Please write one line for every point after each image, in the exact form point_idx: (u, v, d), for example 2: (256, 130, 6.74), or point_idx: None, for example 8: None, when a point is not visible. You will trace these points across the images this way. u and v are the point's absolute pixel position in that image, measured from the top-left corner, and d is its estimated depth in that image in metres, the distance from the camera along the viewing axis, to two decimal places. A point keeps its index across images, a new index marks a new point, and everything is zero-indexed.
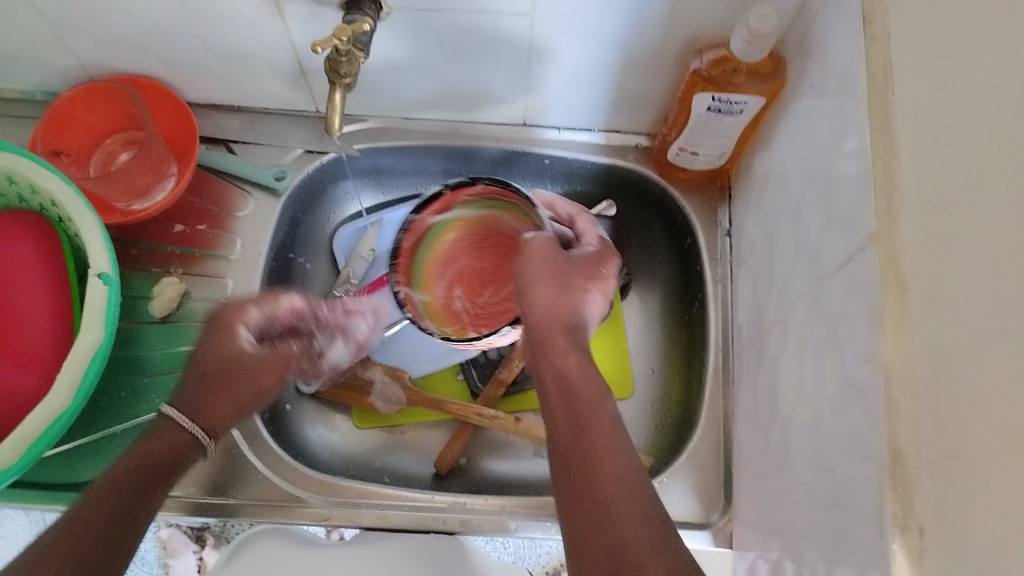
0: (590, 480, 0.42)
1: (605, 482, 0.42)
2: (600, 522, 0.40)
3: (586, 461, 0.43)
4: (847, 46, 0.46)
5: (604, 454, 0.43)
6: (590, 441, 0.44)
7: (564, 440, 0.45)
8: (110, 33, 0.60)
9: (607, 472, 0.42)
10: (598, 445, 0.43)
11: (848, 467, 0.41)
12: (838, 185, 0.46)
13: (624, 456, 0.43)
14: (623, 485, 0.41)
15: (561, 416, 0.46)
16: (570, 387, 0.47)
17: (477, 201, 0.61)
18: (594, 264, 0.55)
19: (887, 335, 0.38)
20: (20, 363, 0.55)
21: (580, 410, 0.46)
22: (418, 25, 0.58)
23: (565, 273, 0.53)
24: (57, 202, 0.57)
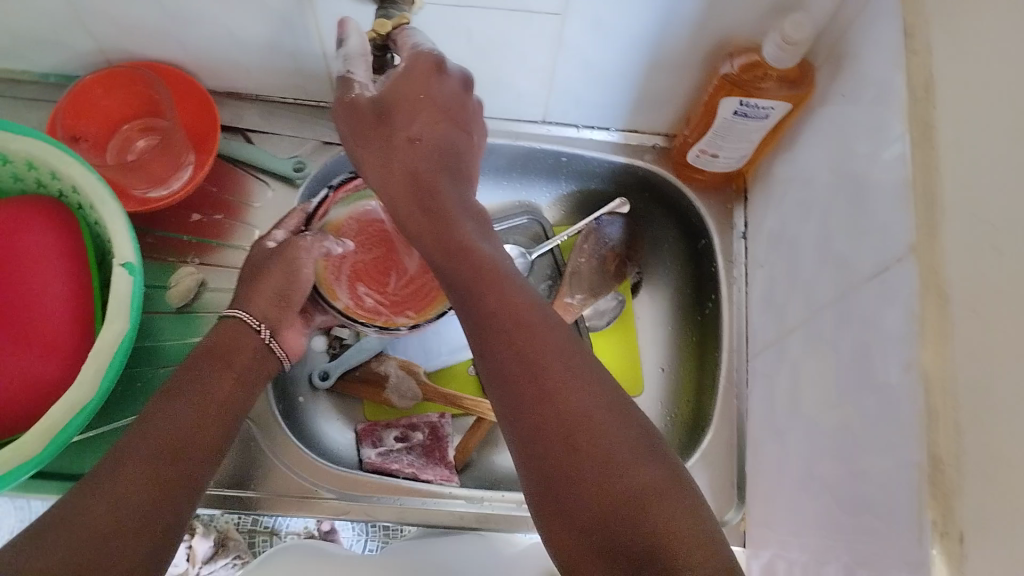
0: (516, 381, 0.40)
1: (583, 433, 0.38)
2: (541, 427, 0.38)
3: (545, 412, 0.39)
4: (886, 58, 0.47)
5: (567, 393, 0.39)
6: (546, 380, 0.39)
7: (512, 391, 0.40)
8: (132, 19, 0.59)
9: (582, 417, 0.38)
10: (555, 382, 0.39)
11: (881, 475, 0.42)
12: (872, 194, 0.47)
13: (587, 385, 0.39)
14: (557, 376, 0.39)
15: (501, 365, 0.41)
16: (506, 331, 0.42)
17: (350, 197, 0.65)
18: (429, 74, 0.50)
19: (928, 346, 0.39)
20: (41, 353, 0.54)
21: (520, 347, 0.41)
22: (448, 20, 0.57)
23: (384, 122, 0.51)
24: (78, 188, 0.57)
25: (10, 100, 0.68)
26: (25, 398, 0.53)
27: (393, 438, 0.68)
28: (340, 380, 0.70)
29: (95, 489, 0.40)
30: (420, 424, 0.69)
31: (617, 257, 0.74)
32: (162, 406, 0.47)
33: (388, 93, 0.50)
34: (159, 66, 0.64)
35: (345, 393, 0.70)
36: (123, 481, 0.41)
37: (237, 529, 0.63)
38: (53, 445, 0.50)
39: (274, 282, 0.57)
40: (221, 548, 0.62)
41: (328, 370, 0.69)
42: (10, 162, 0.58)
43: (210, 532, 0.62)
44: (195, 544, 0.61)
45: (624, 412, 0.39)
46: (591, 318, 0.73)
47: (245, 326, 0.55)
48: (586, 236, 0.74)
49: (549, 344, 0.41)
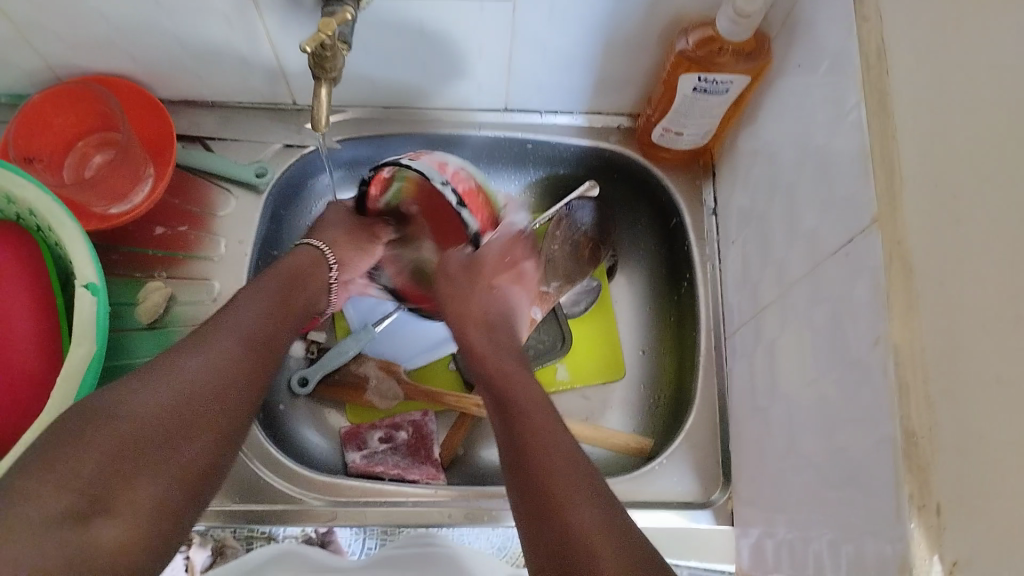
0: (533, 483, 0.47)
1: (580, 545, 0.43)
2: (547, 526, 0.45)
3: (556, 528, 0.44)
4: (839, 26, 0.46)
5: (567, 497, 0.45)
6: (552, 486, 0.46)
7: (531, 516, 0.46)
8: (75, 33, 0.58)
9: (571, 515, 0.44)
10: (567, 504, 0.45)
11: (859, 448, 0.42)
12: (835, 164, 0.46)
13: (592, 506, 0.45)
14: (565, 482, 0.46)
15: (524, 495, 0.47)
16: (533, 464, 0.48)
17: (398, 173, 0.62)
18: (504, 263, 0.67)
19: (896, 317, 0.39)
20: (10, 379, 0.53)
21: (541, 479, 0.47)
22: (397, 13, 0.56)
23: (471, 271, 0.65)
24: (34, 210, 0.56)
25: None
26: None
27: (377, 438, 0.68)
28: (318, 385, 0.69)
29: (76, 447, 0.41)
30: (404, 423, 0.69)
31: (590, 242, 0.73)
32: (156, 372, 0.47)
33: (479, 257, 0.65)
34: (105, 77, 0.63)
35: (325, 396, 0.70)
36: (161, 395, 0.45)
37: (235, 535, 0.60)
38: None
39: (321, 268, 0.63)
40: (219, 556, 0.60)
41: (307, 376, 0.68)
42: None
43: (207, 542, 0.60)
44: (192, 553, 0.59)
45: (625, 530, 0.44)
46: (567, 305, 0.74)
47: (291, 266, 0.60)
48: (558, 222, 0.73)
49: (566, 475, 0.47)
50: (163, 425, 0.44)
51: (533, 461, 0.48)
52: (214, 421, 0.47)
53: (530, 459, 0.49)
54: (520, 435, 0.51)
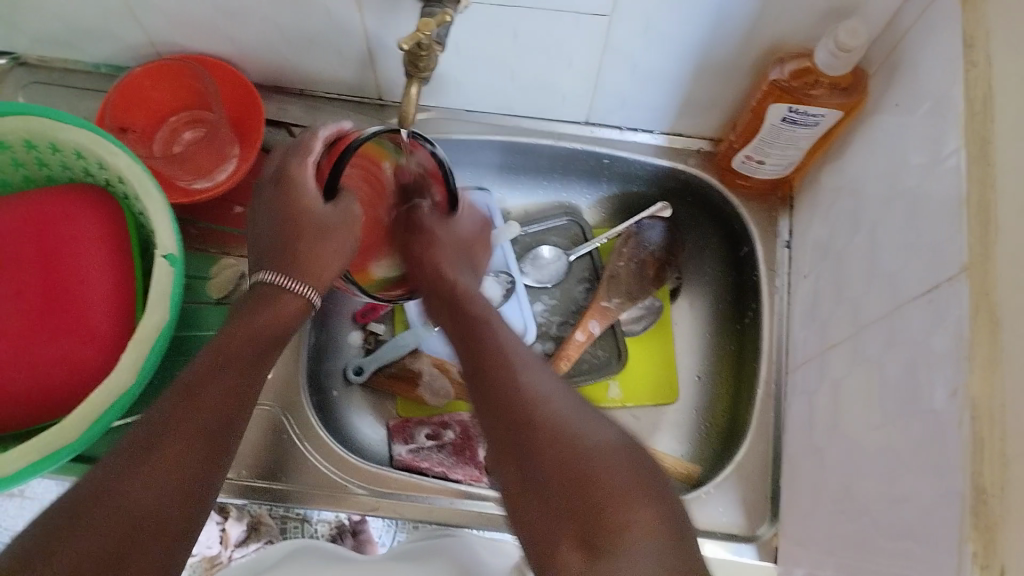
0: (510, 400, 0.42)
1: (584, 467, 0.38)
2: (554, 463, 0.38)
3: (541, 435, 0.40)
4: (945, 69, 0.45)
5: (582, 436, 0.39)
6: (528, 391, 0.42)
7: (498, 433, 0.42)
8: (181, 12, 0.60)
9: (588, 453, 0.38)
10: (543, 400, 0.41)
11: (921, 500, 0.41)
12: (926, 209, 0.45)
13: (602, 431, 0.40)
14: (558, 400, 0.42)
15: (489, 415, 0.43)
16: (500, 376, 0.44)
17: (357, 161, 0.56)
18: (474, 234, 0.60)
19: (976, 371, 0.38)
20: (84, 338, 0.55)
21: (513, 377, 0.43)
22: (493, 17, 0.57)
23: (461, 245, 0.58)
24: (124, 179, 0.57)
25: (64, 89, 0.69)
26: (68, 381, 0.54)
27: (425, 435, 0.68)
28: (374, 375, 0.70)
29: (92, 515, 0.36)
30: (452, 422, 0.69)
31: (656, 261, 0.74)
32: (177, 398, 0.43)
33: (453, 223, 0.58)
34: (207, 58, 0.64)
35: (380, 387, 0.70)
36: (154, 471, 0.39)
37: (269, 514, 0.64)
38: (92, 430, 0.50)
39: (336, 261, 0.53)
40: (253, 531, 0.65)
41: (362, 365, 0.69)
42: (59, 150, 0.59)
43: (243, 516, 0.64)
44: (229, 527, 0.64)
45: (636, 454, 0.39)
46: (626, 322, 0.73)
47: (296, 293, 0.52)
48: (626, 239, 0.74)
49: (534, 380, 0.43)
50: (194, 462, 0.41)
51: (499, 367, 0.44)
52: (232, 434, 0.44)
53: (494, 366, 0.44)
54: (487, 349, 0.46)
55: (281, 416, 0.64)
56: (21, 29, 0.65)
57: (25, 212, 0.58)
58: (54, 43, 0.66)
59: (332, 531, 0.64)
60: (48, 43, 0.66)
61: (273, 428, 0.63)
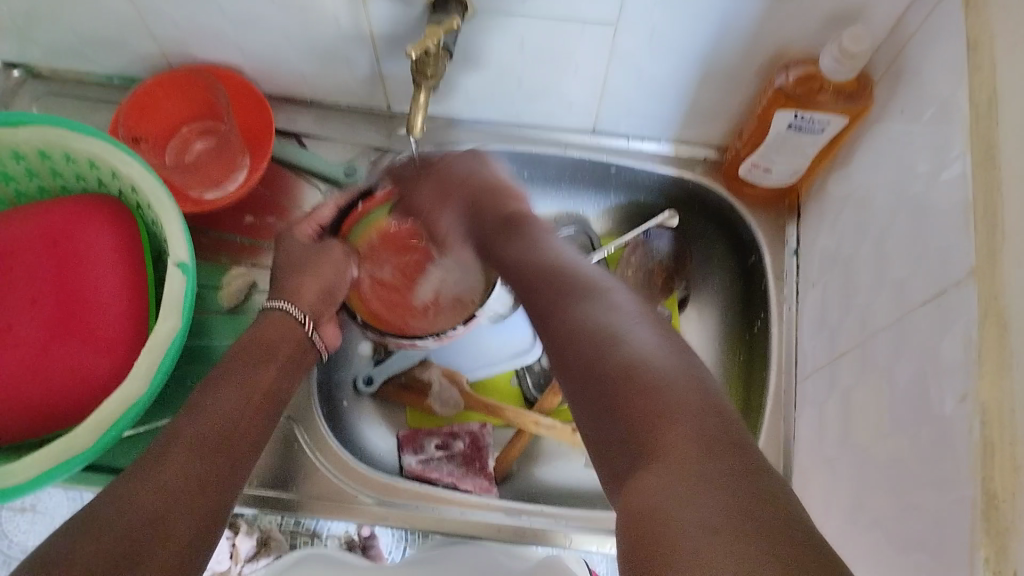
0: (575, 328, 0.44)
1: (662, 420, 0.36)
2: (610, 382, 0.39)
3: (641, 401, 0.38)
4: (949, 74, 0.46)
5: (633, 355, 0.40)
6: (589, 321, 0.44)
7: (601, 404, 0.40)
8: (192, 23, 0.60)
9: (638, 370, 0.39)
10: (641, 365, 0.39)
11: (932, 507, 0.40)
12: (931, 214, 0.46)
13: (657, 351, 0.40)
14: (617, 326, 0.43)
15: (590, 390, 0.41)
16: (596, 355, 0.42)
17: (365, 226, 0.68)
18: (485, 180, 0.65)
19: (985, 375, 0.38)
20: (96, 345, 0.56)
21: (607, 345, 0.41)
22: (500, 27, 0.57)
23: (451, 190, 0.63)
24: (138, 188, 0.58)
25: (78, 102, 0.70)
26: (80, 388, 0.55)
27: (433, 445, 0.68)
28: (384, 386, 0.70)
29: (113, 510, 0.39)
30: (461, 433, 0.69)
31: (664, 270, 0.74)
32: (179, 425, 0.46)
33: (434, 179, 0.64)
34: (225, 70, 0.66)
35: (389, 399, 0.70)
36: (165, 475, 0.42)
37: (279, 530, 0.62)
38: (105, 436, 0.51)
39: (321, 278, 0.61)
40: (263, 547, 0.63)
41: (372, 374, 0.70)
42: (73, 160, 0.60)
43: (254, 531, 0.63)
44: (239, 541, 0.63)
45: (719, 409, 0.37)
46: None
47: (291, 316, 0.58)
48: (634, 248, 0.74)
49: (600, 312, 0.44)
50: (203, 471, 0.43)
51: (588, 337, 0.42)
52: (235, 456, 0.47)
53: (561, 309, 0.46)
54: (559, 310, 0.46)
55: (291, 427, 0.64)
56: (35, 42, 0.66)
57: (39, 221, 0.59)
58: (68, 55, 0.67)
59: (343, 545, 0.62)
60: (62, 55, 0.67)
61: (283, 439, 0.63)
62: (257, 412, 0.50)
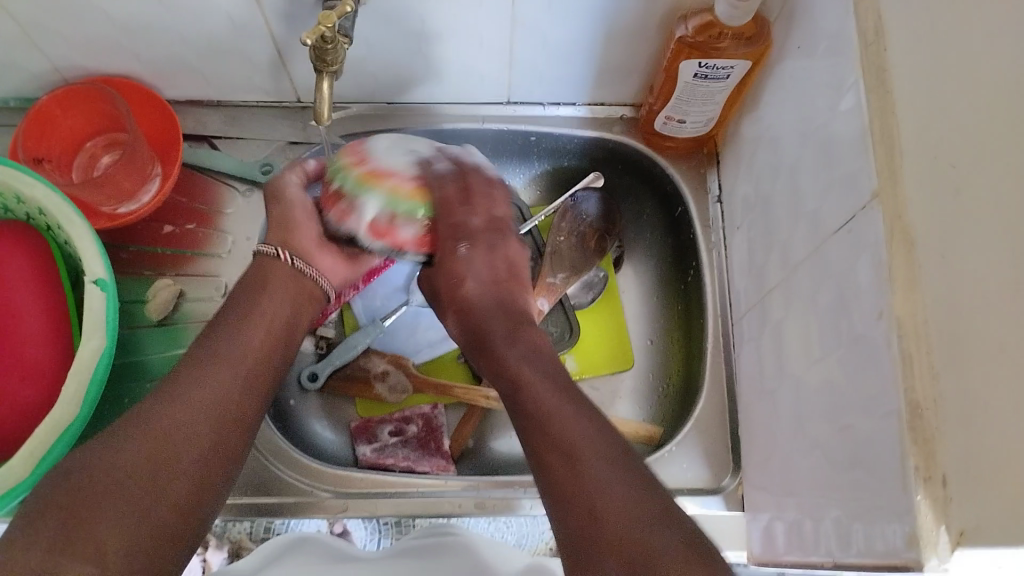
0: (537, 410, 0.46)
1: (605, 530, 0.39)
2: (563, 482, 0.42)
3: (574, 494, 0.41)
4: (837, 7, 0.47)
5: (576, 452, 0.42)
6: (555, 423, 0.45)
7: (557, 495, 0.42)
8: (80, 34, 0.58)
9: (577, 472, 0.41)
10: (595, 498, 0.40)
11: (865, 427, 0.41)
12: (835, 145, 0.47)
13: (601, 452, 0.42)
14: (571, 414, 0.45)
15: (547, 474, 0.43)
16: (557, 442, 0.43)
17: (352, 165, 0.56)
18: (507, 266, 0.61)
19: (898, 292, 0.39)
20: (21, 375, 0.54)
21: (574, 476, 0.41)
22: (396, 6, 0.57)
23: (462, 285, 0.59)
24: (45, 210, 0.56)
25: None
26: (12, 421, 0.53)
27: (387, 432, 0.68)
28: (329, 380, 0.69)
29: (82, 475, 0.39)
30: (414, 416, 0.69)
31: (595, 233, 0.74)
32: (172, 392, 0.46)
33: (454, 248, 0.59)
34: (134, 83, 0.64)
35: (334, 390, 0.70)
36: (138, 442, 0.42)
37: (250, 538, 0.61)
38: (42, 466, 0.49)
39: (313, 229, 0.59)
40: (236, 556, 0.61)
41: (316, 371, 0.68)
42: None
43: (224, 543, 0.62)
44: (209, 556, 0.61)
45: (662, 513, 0.39)
46: (574, 294, 0.74)
47: (286, 267, 0.58)
48: (563, 214, 0.73)
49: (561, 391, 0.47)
50: (185, 436, 0.44)
51: (562, 430, 0.44)
52: (222, 425, 0.46)
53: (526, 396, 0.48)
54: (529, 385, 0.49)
55: None
56: None
57: None
58: None
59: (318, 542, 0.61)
60: None
61: None
62: (248, 396, 0.49)
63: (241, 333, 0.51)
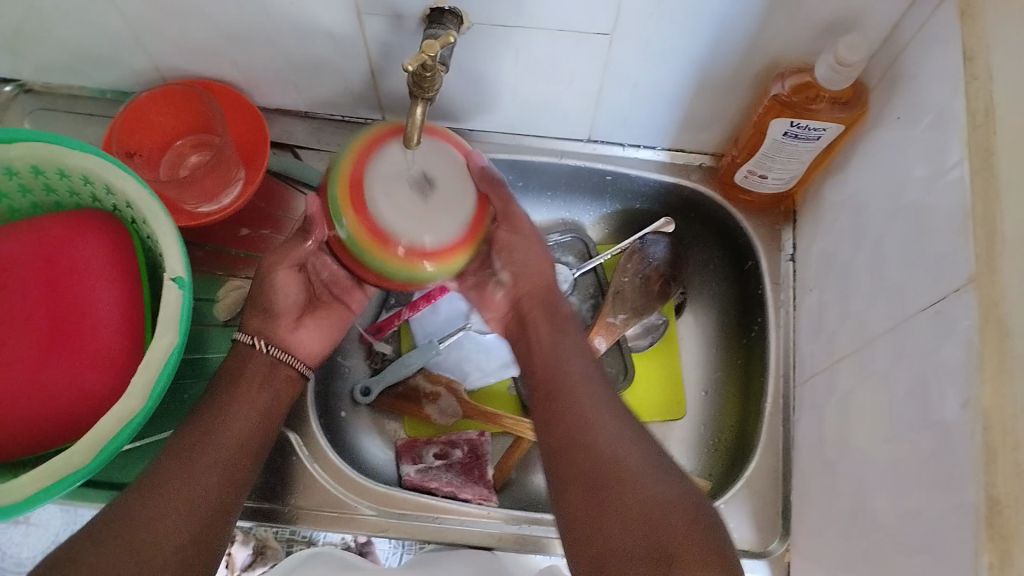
0: (580, 451, 0.48)
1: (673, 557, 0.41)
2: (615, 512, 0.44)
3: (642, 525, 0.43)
4: (947, 84, 0.46)
5: (642, 486, 0.45)
6: (603, 457, 0.47)
7: (602, 498, 0.45)
8: (186, 36, 0.60)
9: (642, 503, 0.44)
10: (640, 489, 0.44)
11: (935, 512, 0.41)
12: (930, 222, 0.46)
13: (660, 479, 0.45)
14: (621, 451, 0.47)
15: (586, 483, 0.47)
16: (606, 471, 0.46)
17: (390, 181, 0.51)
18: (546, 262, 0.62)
19: (988, 383, 0.38)
20: (93, 365, 0.55)
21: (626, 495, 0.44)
22: (494, 38, 0.57)
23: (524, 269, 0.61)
24: (133, 204, 0.58)
25: (69, 115, 0.70)
26: (81, 409, 0.54)
27: (432, 454, 0.68)
28: (381, 397, 0.70)
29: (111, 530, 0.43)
30: (460, 441, 0.69)
31: (661, 277, 0.73)
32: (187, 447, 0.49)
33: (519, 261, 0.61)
34: (226, 88, 0.66)
35: (386, 408, 0.71)
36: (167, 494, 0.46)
37: (276, 538, 0.62)
38: (102, 455, 0.50)
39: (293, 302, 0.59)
40: (260, 556, 0.63)
41: (370, 386, 0.70)
42: (67, 176, 0.59)
43: (250, 540, 0.62)
44: (235, 551, 0.62)
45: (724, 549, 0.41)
46: (633, 338, 0.74)
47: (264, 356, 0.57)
48: (630, 255, 0.74)
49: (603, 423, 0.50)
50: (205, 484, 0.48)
51: (606, 462, 0.47)
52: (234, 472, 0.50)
53: (571, 430, 0.50)
54: (573, 418, 0.51)
55: (288, 435, 0.63)
56: (27, 58, 0.66)
57: (30, 240, 0.58)
58: (59, 69, 0.67)
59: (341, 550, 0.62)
60: (53, 70, 0.67)
61: (281, 449, 0.63)
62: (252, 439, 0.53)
63: (228, 412, 0.53)
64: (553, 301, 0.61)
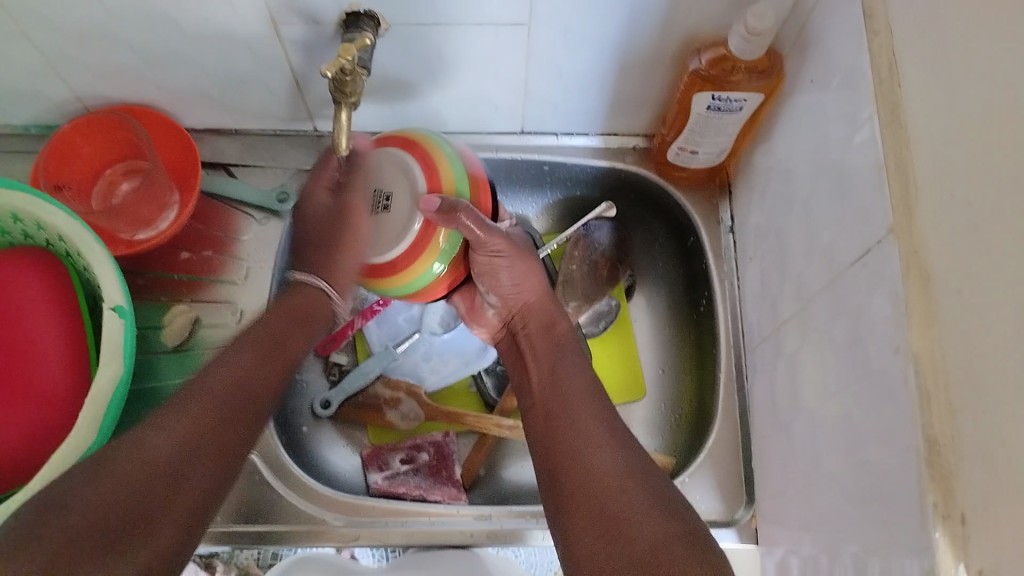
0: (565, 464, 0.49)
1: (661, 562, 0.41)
2: (605, 522, 0.44)
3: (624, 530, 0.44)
4: (851, 43, 0.47)
5: (618, 498, 0.45)
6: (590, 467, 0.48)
7: (586, 511, 0.46)
8: (103, 63, 0.59)
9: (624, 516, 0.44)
10: (623, 499, 0.45)
11: (881, 462, 0.41)
12: (850, 179, 0.47)
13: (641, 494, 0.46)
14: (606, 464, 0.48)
15: (572, 489, 0.47)
16: (590, 481, 0.47)
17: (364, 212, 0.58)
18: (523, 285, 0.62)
19: (915, 328, 0.39)
20: (40, 403, 0.54)
21: (616, 505, 0.45)
22: (413, 38, 0.57)
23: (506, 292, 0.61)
24: (65, 237, 0.57)
25: None
26: (33, 448, 0.53)
27: (399, 460, 0.68)
28: (341, 407, 0.70)
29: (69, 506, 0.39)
30: (426, 444, 0.69)
31: (607, 261, 0.73)
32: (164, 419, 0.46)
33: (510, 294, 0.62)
34: (159, 115, 0.65)
35: (348, 419, 0.70)
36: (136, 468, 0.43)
37: (257, 563, 0.61)
38: None
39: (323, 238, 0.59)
40: None
41: (329, 399, 0.69)
42: None
43: (231, 569, 0.61)
44: None
45: (695, 538, 0.43)
46: (586, 325, 0.74)
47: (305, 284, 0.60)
48: (576, 242, 0.73)
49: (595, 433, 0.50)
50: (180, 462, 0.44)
51: (594, 476, 0.47)
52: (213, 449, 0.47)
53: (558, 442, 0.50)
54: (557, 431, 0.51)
55: (252, 457, 0.63)
56: None
57: None
58: None
59: None
60: None
61: (246, 470, 0.63)
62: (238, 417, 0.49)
63: (213, 381, 0.50)
64: (550, 320, 0.61)
